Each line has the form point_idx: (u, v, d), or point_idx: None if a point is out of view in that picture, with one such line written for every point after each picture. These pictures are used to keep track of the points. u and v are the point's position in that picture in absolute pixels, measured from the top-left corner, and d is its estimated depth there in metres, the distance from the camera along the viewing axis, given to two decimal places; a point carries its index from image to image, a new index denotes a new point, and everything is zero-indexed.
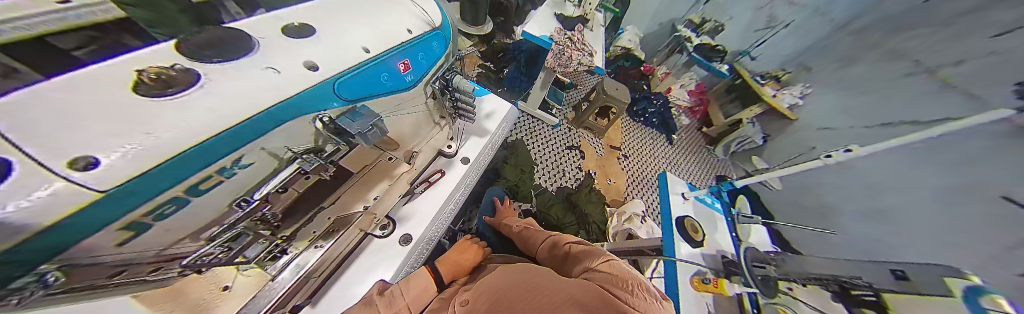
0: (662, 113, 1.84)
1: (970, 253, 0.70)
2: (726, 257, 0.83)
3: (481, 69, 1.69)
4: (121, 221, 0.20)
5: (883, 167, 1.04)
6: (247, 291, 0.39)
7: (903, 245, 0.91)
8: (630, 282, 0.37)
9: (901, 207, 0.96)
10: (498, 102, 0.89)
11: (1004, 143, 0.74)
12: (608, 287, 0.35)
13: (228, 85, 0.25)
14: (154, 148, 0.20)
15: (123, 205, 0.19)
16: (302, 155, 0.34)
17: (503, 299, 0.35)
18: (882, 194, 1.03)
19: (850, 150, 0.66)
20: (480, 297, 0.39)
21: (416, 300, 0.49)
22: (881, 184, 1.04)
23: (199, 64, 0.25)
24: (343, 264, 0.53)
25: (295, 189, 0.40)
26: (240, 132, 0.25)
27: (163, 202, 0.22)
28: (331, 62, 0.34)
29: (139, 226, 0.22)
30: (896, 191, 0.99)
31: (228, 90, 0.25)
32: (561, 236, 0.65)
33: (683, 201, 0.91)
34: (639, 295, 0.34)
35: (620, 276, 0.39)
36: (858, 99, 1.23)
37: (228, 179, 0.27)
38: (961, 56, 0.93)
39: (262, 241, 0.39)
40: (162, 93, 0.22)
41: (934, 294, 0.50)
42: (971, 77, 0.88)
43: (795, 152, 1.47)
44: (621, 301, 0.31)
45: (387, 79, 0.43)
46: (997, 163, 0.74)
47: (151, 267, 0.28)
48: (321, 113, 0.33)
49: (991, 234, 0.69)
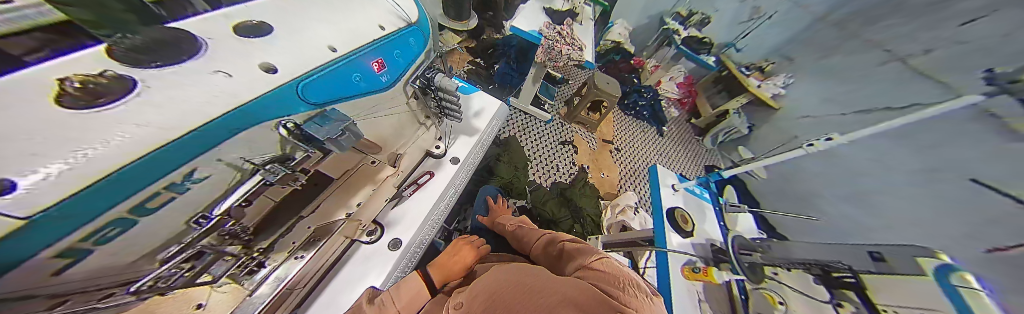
0: (653, 105, 1.87)
1: (939, 232, 0.74)
2: (714, 246, 0.86)
3: (471, 65, 1.67)
4: (55, 248, 0.18)
5: (862, 152, 1.09)
6: (223, 308, 0.37)
7: (877, 226, 0.95)
8: (623, 278, 0.38)
9: (877, 191, 1.00)
10: (487, 99, 0.88)
11: (973, 127, 0.77)
12: (602, 285, 0.35)
13: (172, 95, 0.23)
14: (90, 164, 0.18)
15: (60, 228, 0.17)
16: (265, 166, 0.32)
17: (497, 304, 0.34)
18: (860, 178, 1.08)
19: (831, 139, 0.69)
20: (473, 299, 0.38)
21: (409, 305, 0.47)
22: (858, 170, 1.09)
23: (136, 71, 0.22)
24: (327, 275, 0.51)
25: (266, 197, 0.37)
26: (191, 141, 0.23)
27: (102, 225, 0.20)
28: (292, 62, 0.32)
29: (78, 252, 0.20)
30: (872, 175, 1.04)
31: (175, 101, 0.23)
32: (556, 234, 0.65)
33: (673, 193, 0.93)
34: (632, 292, 0.34)
35: (613, 273, 0.39)
36: (839, 88, 1.27)
37: (179, 196, 0.25)
38: (931, 45, 0.97)
39: (228, 258, 0.36)
40: (92, 104, 0.19)
41: (907, 273, 0.54)
42: (941, 66, 0.92)
43: (778, 140, 1.52)
44: (616, 300, 0.31)
45: (360, 80, 0.41)
46: (965, 146, 0.78)
47: (99, 294, 0.24)
48: (283, 120, 0.31)
49: (956, 212, 0.73)
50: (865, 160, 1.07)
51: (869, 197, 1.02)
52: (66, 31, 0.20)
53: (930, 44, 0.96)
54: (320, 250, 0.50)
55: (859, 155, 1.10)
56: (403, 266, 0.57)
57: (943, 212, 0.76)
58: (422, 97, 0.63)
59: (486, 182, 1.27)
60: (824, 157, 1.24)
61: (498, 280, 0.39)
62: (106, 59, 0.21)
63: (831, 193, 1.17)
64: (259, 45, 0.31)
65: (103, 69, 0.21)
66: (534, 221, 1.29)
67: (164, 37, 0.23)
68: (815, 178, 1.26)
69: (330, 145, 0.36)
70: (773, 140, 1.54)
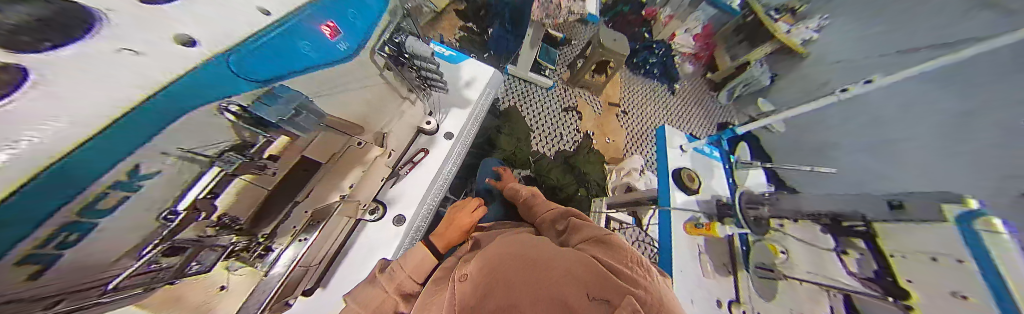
0: (665, 62, 1.68)
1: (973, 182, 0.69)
2: (720, 201, 0.86)
3: (463, 32, 1.52)
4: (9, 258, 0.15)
5: (893, 97, 0.98)
6: (242, 289, 0.40)
7: (898, 175, 0.91)
8: (620, 245, 0.40)
9: (903, 136, 0.93)
10: (478, 67, 0.81)
11: None
12: (602, 257, 0.37)
13: (127, 58, 0.16)
14: (20, 165, 0.12)
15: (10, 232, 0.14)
16: (223, 154, 0.29)
17: (499, 276, 0.34)
18: (886, 126, 0.99)
19: (871, 81, 0.60)
20: (473, 268, 0.37)
21: (417, 271, 0.50)
22: (890, 115, 0.98)
23: None
24: (341, 252, 0.54)
25: (248, 184, 0.35)
26: (133, 122, 0.17)
27: (55, 231, 0.17)
28: (210, 29, 0.21)
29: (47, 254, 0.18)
30: (901, 121, 0.95)
31: (115, 63, 0.16)
32: (555, 206, 0.66)
33: (682, 153, 0.90)
34: (631, 264, 0.36)
35: (612, 243, 0.40)
36: (889, 19, 1.08)
37: (133, 194, 0.22)
38: None
39: (217, 248, 0.34)
40: None
41: (930, 219, 0.52)
42: None
43: (803, 90, 1.37)
44: (619, 277, 0.34)
45: (309, 49, 0.32)
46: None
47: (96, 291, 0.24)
48: (228, 102, 0.25)
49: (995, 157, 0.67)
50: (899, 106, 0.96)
51: (898, 146, 0.94)
52: None
53: None
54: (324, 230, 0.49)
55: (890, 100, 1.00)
56: (411, 236, 0.60)
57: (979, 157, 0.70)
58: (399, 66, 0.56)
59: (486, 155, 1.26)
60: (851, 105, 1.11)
61: (498, 251, 0.39)
62: None
63: (850, 143, 1.10)
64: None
65: None
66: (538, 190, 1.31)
67: None
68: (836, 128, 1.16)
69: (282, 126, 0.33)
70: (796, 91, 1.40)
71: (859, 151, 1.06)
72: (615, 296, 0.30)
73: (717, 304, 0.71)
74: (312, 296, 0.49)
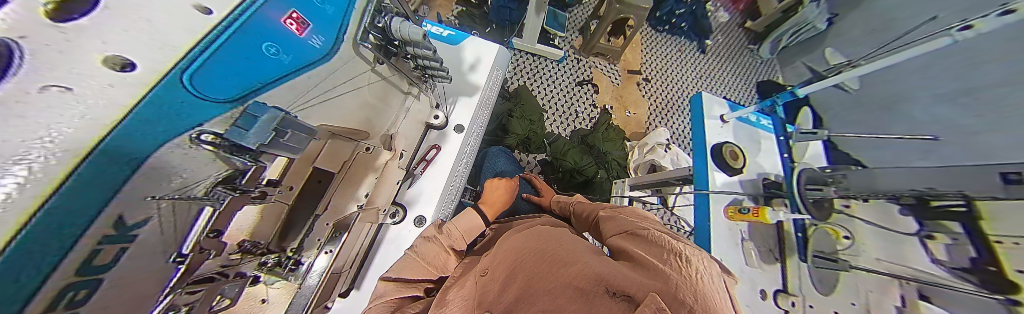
0: (694, 12, 1.66)
1: (988, 141, 0.74)
2: (767, 180, 0.83)
3: (460, 7, 1.59)
4: (41, 300, 0.15)
5: (995, 41, 0.83)
6: (282, 301, 0.44)
7: (928, 121, 0.94)
8: (656, 236, 0.37)
9: (919, 92, 1.00)
10: (480, 47, 0.82)
11: (978, 58, 0.86)
12: (634, 255, 0.36)
13: None
14: None
15: (67, 229, 0.16)
16: (189, 186, 0.25)
17: (519, 270, 0.37)
18: (982, 67, 0.84)
19: (970, 27, 0.54)
20: (497, 266, 0.40)
21: (467, 233, 0.63)
22: (892, 72, 1.09)
23: (362, 51, 0.46)
24: (374, 244, 0.61)
25: (279, 201, 0.39)
26: (100, 163, 0.16)
27: (84, 259, 0.17)
28: None
29: (90, 235, 0.17)
30: (1001, 60, 0.81)
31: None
32: (588, 206, 0.65)
33: (722, 125, 0.87)
34: (665, 255, 0.33)
35: (644, 237, 0.39)
36: None
37: (131, 244, 0.21)
38: (939, 12, 1.03)
39: (272, 257, 0.40)
40: (352, 65, 0.45)
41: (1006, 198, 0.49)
42: (955, 7, 0.98)
43: (890, 28, 1.21)
44: (650, 274, 0.31)
45: (278, 52, 0.30)
46: (991, 68, 0.82)
47: (183, 207, 0.25)
48: (197, 132, 0.23)
49: (980, 120, 0.78)
50: (924, 77, 1.00)
51: (984, 93, 0.81)
52: (368, 53, 0.48)
53: (938, 11, 1.03)
54: (348, 238, 0.50)
55: (996, 38, 0.83)
56: (439, 213, 0.69)
57: (970, 117, 0.81)
58: (404, 67, 0.61)
59: (500, 141, 1.29)
60: (891, 66, 1.10)
61: (513, 255, 0.41)
62: (375, 61, 0.51)
63: (930, 92, 0.97)
64: (58, 71, 0.14)
65: (371, 64, 0.50)
66: (555, 172, 1.31)
67: (366, 65, 0.49)
68: (889, 78, 1.09)
69: (270, 150, 0.30)
70: (870, 25, 1.28)
71: (935, 102, 0.94)
72: (637, 292, 0.27)
73: (762, 296, 0.72)
74: (349, 297, 0.56)
